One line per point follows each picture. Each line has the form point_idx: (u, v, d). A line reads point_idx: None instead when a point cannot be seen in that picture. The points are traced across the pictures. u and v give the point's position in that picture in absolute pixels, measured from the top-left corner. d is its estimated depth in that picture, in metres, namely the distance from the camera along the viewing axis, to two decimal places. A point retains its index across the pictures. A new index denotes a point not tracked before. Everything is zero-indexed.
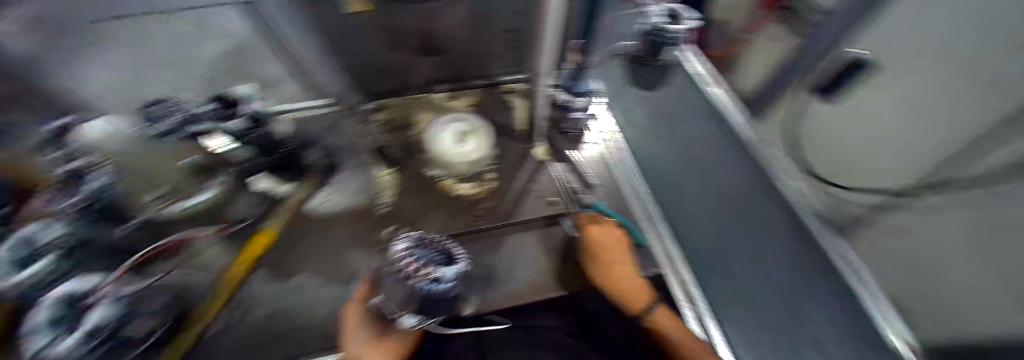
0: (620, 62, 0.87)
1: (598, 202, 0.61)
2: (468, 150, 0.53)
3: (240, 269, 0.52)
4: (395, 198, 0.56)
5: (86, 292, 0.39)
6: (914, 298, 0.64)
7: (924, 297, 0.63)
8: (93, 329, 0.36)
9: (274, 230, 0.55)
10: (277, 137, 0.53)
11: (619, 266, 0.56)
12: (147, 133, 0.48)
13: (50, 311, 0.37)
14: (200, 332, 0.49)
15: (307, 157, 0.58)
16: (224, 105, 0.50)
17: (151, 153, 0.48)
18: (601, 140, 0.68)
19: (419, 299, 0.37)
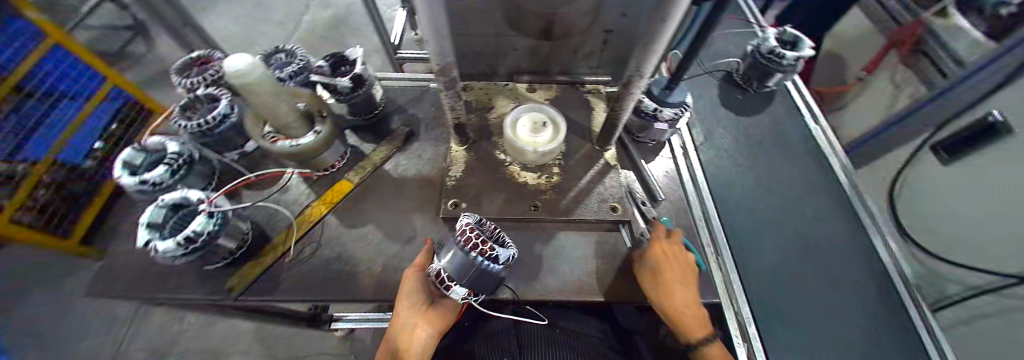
0: (711, 82, 0.92)
1: (665, 218, 0.57)
2: (543, 140, 0.55)
3: (317, 211, 0.58)
4: (463, 173, 0.58)
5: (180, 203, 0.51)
6: None
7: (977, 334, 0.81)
8: (195, 232, 0.44)
9: (352, 183, 0.61)
10: (374, 99, 0.64)
11: (681, 290, 0.48)
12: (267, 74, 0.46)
13: (156, 212, 0.50)
14: (275, 259, 0.53)
15: (392, 122, 0.69)
16: (337, 61, 0.64)
17: (277, 95, 0.49)
18: (677, 156, 0.64)
19: (469, 274, 0.38)
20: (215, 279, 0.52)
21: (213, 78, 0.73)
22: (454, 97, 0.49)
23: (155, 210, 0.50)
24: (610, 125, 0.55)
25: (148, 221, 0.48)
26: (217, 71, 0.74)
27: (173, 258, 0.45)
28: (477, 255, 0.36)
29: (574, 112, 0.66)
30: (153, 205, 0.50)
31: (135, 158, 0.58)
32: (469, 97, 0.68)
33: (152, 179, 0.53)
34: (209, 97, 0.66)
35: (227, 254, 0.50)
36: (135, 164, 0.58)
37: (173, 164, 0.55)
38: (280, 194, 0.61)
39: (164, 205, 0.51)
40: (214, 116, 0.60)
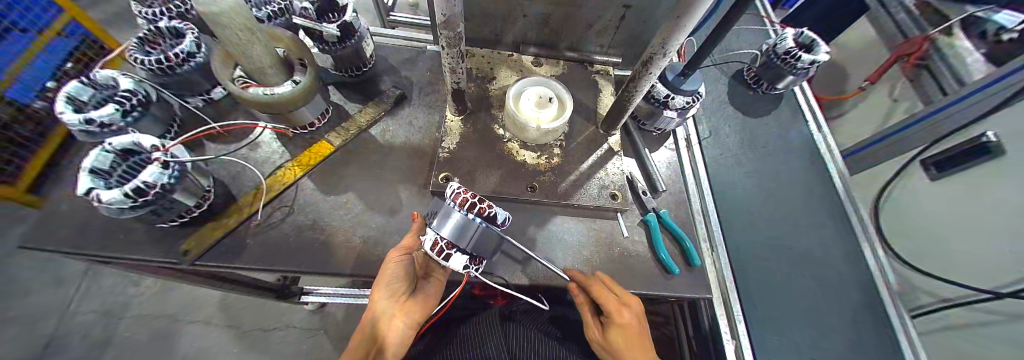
0: (722, 79, 0.89)
1: (663, 210, 0.54)
2: (548, 118, 0.51)
3: (292, 172, 0.52)
4: (457, 145, 0.54)
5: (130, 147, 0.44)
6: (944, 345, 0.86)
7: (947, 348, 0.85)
8: (147, 183, 0.38)
9: (332, 145, 0.55)
10: (363, 54, 0.58)
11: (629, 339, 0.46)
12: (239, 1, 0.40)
13: (99, 156, 0.42)
14: (240, 221, 0.48)
15: (383, 85, 0.63)
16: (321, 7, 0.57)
17: (251, 33, 0.43)
18: (680, 147, 0.62)
19: (471, 242, 0.37)
20: (169, 239, 0.46)
21: (179, 11, 0.64)
22: (456, 58, 0.44)
23: (100, 156, 0.42)
24: (618, 107, 0.52)
25: (91, 167, 0.41)
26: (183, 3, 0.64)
27: (119, 213, 0.38)
28: (474, 215, 0.37)
29: (580, 93, 0.63)
30: (97, 149, 0.42)
31: (81, 93, 0.50)
32: (470, 65, 0.62)
33: (100, 119, 0.45)
34: (172, 31, 0.58)
35: (182, 213, 0.44)
36: (84, 101, 0.50)
37: (127, 105, 0.48)
38: (249, 150, 0.55)
39: (111, 150, 0.43)
40: (175, 54, 0.51)
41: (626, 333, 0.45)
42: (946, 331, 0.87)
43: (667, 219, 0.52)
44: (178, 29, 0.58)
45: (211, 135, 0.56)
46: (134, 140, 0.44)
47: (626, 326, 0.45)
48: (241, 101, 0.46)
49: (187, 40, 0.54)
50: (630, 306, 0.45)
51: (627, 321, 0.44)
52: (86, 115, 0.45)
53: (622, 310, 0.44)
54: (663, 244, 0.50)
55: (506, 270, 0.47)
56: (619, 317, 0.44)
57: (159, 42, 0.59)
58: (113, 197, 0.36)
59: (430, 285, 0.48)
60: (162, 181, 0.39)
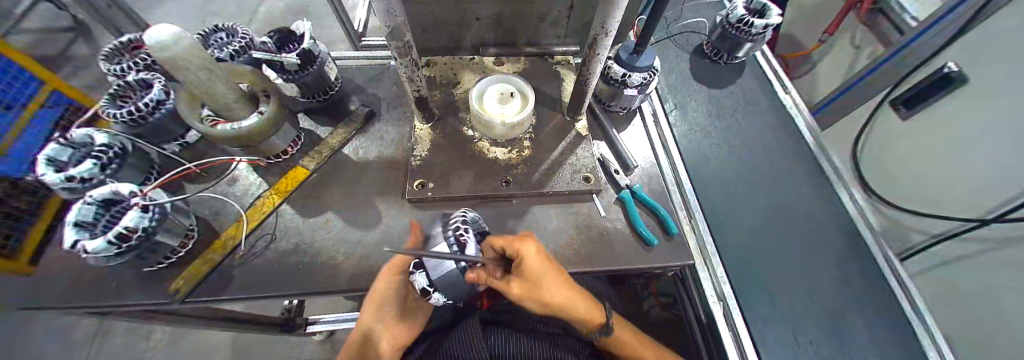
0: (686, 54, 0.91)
1: (637, 185, 0.55)
2: (510, 112, 0.52)
3: (271, 200, 0.53)
4: (428, 152, 0.55)
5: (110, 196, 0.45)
6: (944, 279, 0.87)
7: (948, 282, 0.86)
8: (130, 227, 0.39)
9: (307, 169, 0.56)
10: (328, 79, 0.60)
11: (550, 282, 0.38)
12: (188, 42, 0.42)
13: (81, 210, 0.43)
14: (224, 255, 0.48)
15: (351, 105, 0.65)
16: (280, 41, 0.60)
17: (206, 72, 0.44)
18: (647, 122, 0.63)
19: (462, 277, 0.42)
20: (156, 281, 0.47)
21: (146, 64, 0.66)
22: (411, 67, 0.46)
23: (83, 209, 0.43)
24: (578, 92, 0.53)
25: (75, 220, 0.42)
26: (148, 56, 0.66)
27: (106, 259, 0.40)
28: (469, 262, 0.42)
29: (543, 85, 0.64)
30: (78, 203, 0.43)
31: (60, 154, 0.51)
32: (432, 74, 0.64)
33: (78, 176, 0.46)
34: (141, 83, 0.60)
35: (165, 254, 0.46)
36: (63, 161, 0.51)
37: (104, 157, 0.49)
38: (227, 186, 0.56)
39: (93, 201, 0.44)
40: (144, 104, 0.53)
41: (547, 270, 0.37)
42: (941, 267, 0.88)
43: (641, 194, 0.53)
44: (147, 80, 0.60)
45: (191, 176, 0.57)
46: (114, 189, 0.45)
47: (538, 259, 0.37)
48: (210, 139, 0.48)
49: (156, 90, 0.56)
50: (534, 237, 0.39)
51: (538, 254, 0.37)
52: (64, 173, 0.46)
53: (522, 243, 0.37)
54: (639, 218, 0.51)
55: None
56: (523, 252, 0.36)
57: (131, 94, 0.60)
58: (98, 245, 0.37)
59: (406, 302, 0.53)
60: (143, 224, 0.41)
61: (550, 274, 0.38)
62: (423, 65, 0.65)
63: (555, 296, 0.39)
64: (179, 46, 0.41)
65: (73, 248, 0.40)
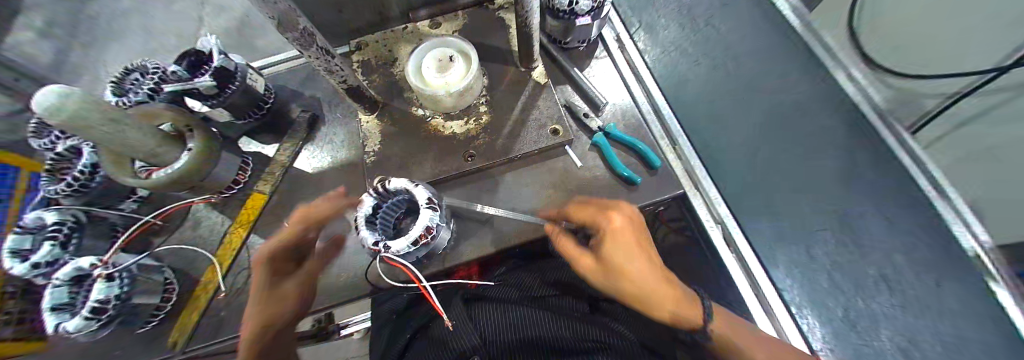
0: None
1: (611, 125, 0.50)
2: (454, 78, 0.45)
3: (238, 231, 0.51)
4: (381, 144, 0.51)
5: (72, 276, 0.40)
6: None
7: None
8: (101, 300, 0.38)
9: (265, 193, 0.53)
10: (258, 93, 0.53)
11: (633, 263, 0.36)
12: (84, 96, 0.36)
13: (53, 293, 0.38)
14: (211, 299, 0.48)
15: (292, 114, 0.60)
16: (194, 63, 0.51)
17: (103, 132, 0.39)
18: (612, 51, 0.56)
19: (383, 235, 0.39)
20: (155, 339, 0.47)
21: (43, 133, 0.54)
22: (322, 57, 0.38)
23: (56, 292, 0.38)
24: (523, 40, 0.45)
25: (52, 305, 0.38)
26: (40, 126, 0.54)
27: (91, 333, 0.39)
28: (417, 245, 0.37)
29: (488, 37, 0.56)
30: (46, 287, 0.38)
31: (23, 242, 0.43)
32: (365, 57, 0.56)
33: (43, 260, 0.42)
34: (74, 150, 0.50)
35: (153, 312, 0.46)
36: (27, 249, 0.43)
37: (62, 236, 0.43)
38: (192, 230, 0.54)
39: (62, 282, 0.39)
40: (78, 171, 0.46)
41: (627, 245, 0.36)
42: None
43: (615, 135, 0.49)
44: (78, 146, 0.50)
45: (154, 229, 0.55)
46: (77, 264, 0.40)
47: (619, 231, 0.37)
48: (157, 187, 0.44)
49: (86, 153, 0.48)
50: (627, 208, 0.40)
51: (621, 227, 0.37)
52: (27, 261, 0.41)
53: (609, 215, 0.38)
54: (618, 159, 0.47)
55: (464, 250, 0.46)
56: (604, 222, 0.37)
57: (70, 166, 0.50)
58: (75, 324, 0.37)
59: (203, 300, 0.48)
60: (114, 292, 0.39)
61: (631, 250, 0.36)
62: (352, 49, 0.57)
63: (634, 276, 0.36)
64: (68, 107, 0.34)
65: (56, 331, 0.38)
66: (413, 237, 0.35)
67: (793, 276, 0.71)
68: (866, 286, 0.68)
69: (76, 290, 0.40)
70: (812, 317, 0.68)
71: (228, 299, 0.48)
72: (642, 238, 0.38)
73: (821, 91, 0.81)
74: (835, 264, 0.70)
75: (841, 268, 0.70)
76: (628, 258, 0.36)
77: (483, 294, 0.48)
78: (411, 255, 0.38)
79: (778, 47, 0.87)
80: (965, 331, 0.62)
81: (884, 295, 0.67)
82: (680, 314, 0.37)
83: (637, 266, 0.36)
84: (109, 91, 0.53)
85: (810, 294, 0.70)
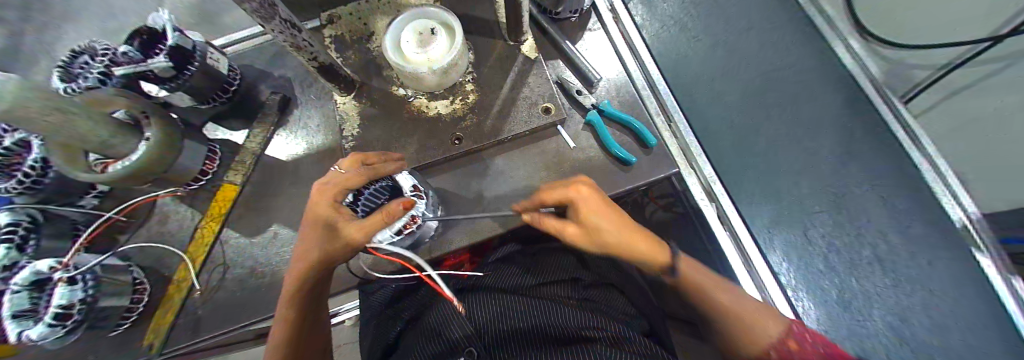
0: None
1: (606, 101, 0.47)
2: (438, 53, 0.41)
3: (211, 225, 0.48)
4: (360, 128, 0.47)
5: (32, 280, 0.35)
6: None
7: None
8: (64, 304, 0.35)
9: (237, 184, 0.50)
10: (222, 73, 0.48)
11: (614, 221, 0.34)
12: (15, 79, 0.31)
13: (13, 298, 0.33)
14: (186, 297, 0.46)
15: (262, 96, 0.56)
16: (147, 42, 0.43)
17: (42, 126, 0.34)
18: (605, 22, 0.53)
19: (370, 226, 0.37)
20: (131, 342, 0.45)
21: None
22: (287, 31, 0.33)
23: (15, 298, 0.33)
24: (512, 10, 0.41)
25: (12, 312, 0.33)
26: None
27: (57, 341, 0.36)
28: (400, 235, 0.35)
29: (472, 8, 0.52)
30: (1, 294, 0.33)
31: None
32: (338, 32, 0.51)
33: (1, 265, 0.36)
34: (24, 145, 0.43)
35: (123, 313, 0.43)
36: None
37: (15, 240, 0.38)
38: (161, 225, 0.51)
39: (22, 287, 0.34)
40: (28, 167, 0.40)
41: (602, 208, 0.33)
42: None
43: (609, 111, 0.46)
44: (29, 139, 0.43)
45: (118, 225, 0.50)
46: (35, 267, 0.35)
47: (590, 199, 0.33)
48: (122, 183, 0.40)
49: (33, 147, 0.42)
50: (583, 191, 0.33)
51: (589, 194, 0.33)
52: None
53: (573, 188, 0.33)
54: (614, 139, 0.45)
55: (454, 239, 0.44)
56: (575, 193, 0.33)
57: (22, 161, 0.42)
58: (39, 331, 0.33)
59: (177, 299, 0.45)
60: (78, 296, 0.36)
61: (606, 215, 0.33)
62: (324, 24, 0.52)
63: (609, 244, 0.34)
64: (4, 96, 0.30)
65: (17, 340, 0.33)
66: (395, 226, 0.33)
67: (792, 261, 0.72)
68: (861, 267, 0.69)
69: (37, 295, 0.35)
70: (808, 300, 0.70)
71: (206, 296, 0.46)
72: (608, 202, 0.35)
73: (815, 64, 0.80)
74: (828, 244, 0.72)
75: (835, 249, 0.71)
76: (608, 219, 0.33)
77: (478, 284, 0.47)
78: (395, 243, 0.37)
79: (774, 20, 0.84)
80: (939, 298, 0.66)
81: (879, 274, 0.68)
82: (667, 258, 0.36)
83: (618, 220, 0.34)
84: (54, 77, 0.43)
85: (805, 276, 0.72)
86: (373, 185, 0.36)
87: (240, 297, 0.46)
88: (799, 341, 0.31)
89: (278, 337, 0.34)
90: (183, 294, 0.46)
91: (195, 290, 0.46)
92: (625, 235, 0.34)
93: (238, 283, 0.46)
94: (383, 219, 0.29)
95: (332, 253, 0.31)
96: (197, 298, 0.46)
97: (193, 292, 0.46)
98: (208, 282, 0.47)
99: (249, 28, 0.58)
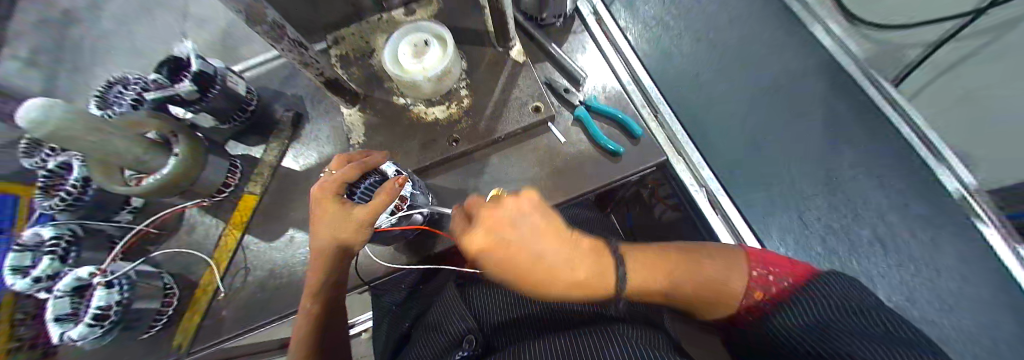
0: None
1: (592, 96, 0.50)
2: (431, 63, 0.45)
3: (233, 231, 0.52)
4: (365, 136, 0.51)
5: (76, 287, 0.39)
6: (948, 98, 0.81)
7: None
8: (102, 307, 0.39)
9: (255, 194, 0.54)
10: (240, 94, 0.53)
11: (523, 245, 0.30)
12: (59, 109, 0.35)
13: (58, 303, 0.38)
14: (211, 300, 0.50)
15: (275, 113, 0.60)
16: (174, 69, 0.48)
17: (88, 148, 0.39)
18: (589, 24, 0.56)
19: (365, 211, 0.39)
20: (165, 344, 0.49)
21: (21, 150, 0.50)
22: (295, 50, 0.37)
23: (59, 302, 0.38)
24: (498, 18, 0.45)
25: (56, 315, 0.37)
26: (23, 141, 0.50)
27: (97, 341, 0.40)
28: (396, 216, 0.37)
29: (464, 21, 0.56)
30: (49, 299, 0.37)
31: (23, 259, 0.42)
32: (343, 51, 0.56)
33: (45, 274, 0.41)
34: (65, 166, 0.47)
35: (156, 316, 0.47)
36: (28, 266, 0.42)
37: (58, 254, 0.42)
38: (189, 235, 0.55)
39: (65, 292, 0.38)
40: (71, 185, 0.45)
41: (505, 229, 0.30)
42: None
43: (595, 105, 0.49)
44: (69, 161, 0.47)
45: (150, 237, 0.55)
46: (76, 274, 0.39)
47: (490, 219, 0.30)
48: (152, 194, 0.44)
49: (74, 167, 0.46)
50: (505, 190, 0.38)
51: (491, 213, 0.31)
52: (28, 276, 0.40)
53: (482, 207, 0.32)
54: (600, 131, 0.47)
55: (454, 233, 0.46)
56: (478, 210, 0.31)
57: (64, 182, 0.47)
58: (79, 332, 0.37)
59: (203, 301, 0.49)
60: (114, 299, 0.40)
61: (508, 236, 0.30)
62: (330, 44, 0.56)
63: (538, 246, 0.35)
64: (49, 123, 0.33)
65: (62, 339, 0.38)
66: (391, 208, 0.37)
67: (787, 244, 0.72)
68: (861, 245, 0.68)
69: (81, 300, 0.40)
70: None
71: (230, 299, 0.50)
72: (527, 221, 0.30)
73: (806, 53, 0.81)
74: (835, 229, 0.71)
75: (834, 232, 0.70)
76: (512, 240, 0.30)
77: (482, 278, 0.49)
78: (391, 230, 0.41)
79: (762, 13, 0.86)
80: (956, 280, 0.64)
81: (880, 255, 0.67)
82: (604, 290, 0.30)
83: (530, 240, 0.30)
84: (93, 104, 0.48)
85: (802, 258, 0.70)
86: (366, 179, 0.39)
87: (259, 299, 0.49)
88: (761, 286, 0.30)
89: (305, 329, 0.37)
90: (208, 296, 0.49)
91: (219, 293, 0.50)
92: (536, 266, 0.29)
93: (257, 285, 0.50)
94: (384, 199, 0.33)
95: (344, 241, 0.34)
96: (222, 301, 0.50)
97: (218, 295, 0.50)
98: (231, 286, 0.50)
99: (263, 53, 0.64)
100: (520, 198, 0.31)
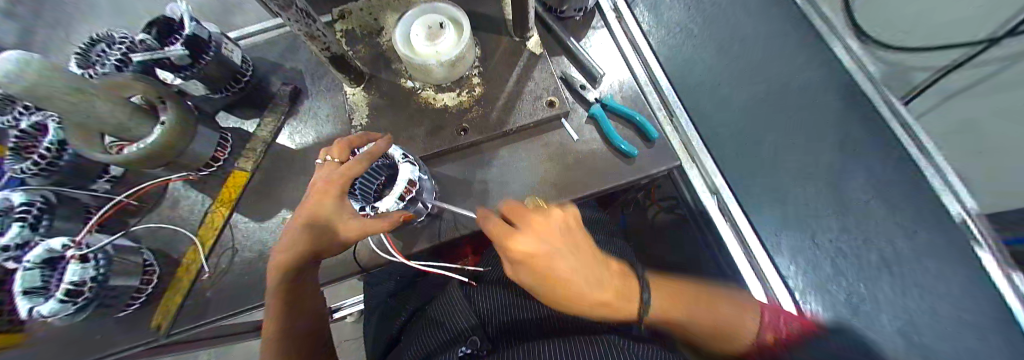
0: None
1: (609, 95, 0.49)
2: (445, 46, 0.42)
3: (221, 209, 0.49)
4: (369, 118, 0.48)
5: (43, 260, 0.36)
6: None
7: None
8: (76, 283, 0.35)
9: (247, 171, 0.51)
10: (234, 63, 0.49)
11: (567, 275, 0.30)
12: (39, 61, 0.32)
13: (26, 275, 0.34)
14: (193, 280, 0.47)
15: (272, 87, 0.57)
16: (163, 31, 0.44)
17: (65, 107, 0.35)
18: (609, 20, 0.54)
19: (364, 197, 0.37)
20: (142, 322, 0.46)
21: None
22: (302, 20, 0.34)
23: (25, 275, 0.34)
24: (519, 6, 0.43)
25: (23, 288, 0.34)
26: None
27: (68, 318, 0.37)
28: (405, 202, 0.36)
29: (479, 7, 0.53)
30: (16, 269, 0.34)
31: None
32: (348, 26, 0.53)
33: (13, 243, 0.37)
34: (38, 127, 0.43)
35: (132, 294, 0.43)
36: None
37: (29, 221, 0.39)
38: (172, 210, 0.52)
39: (34, 264, 0.35)
40: (44, 148, 0.41)
41: (550, 263, 0.30)
42: None
43: (613, 105, 0.47)
44: (43, 121, 0.43)
45: (129, 209, 0.51)
46: (48, 245, 0.36)
47: (536, 257, 0.29)
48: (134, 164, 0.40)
49: (49, 128, 0.42)
50: (543, 222, 0.31)
51: (535, 250, 0.29)
52: None
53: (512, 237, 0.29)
54: (616, 131, 0.46)
55: (459, 227, 0.44)
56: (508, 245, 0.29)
57: (37, 145, 0.43)
58: (50, 308, 0.34)
59: (184, 282, 0.46)
60: (89, 274, 0.37)
61: (560, 272, 0.30)
62: (336, 18, 0.53)
63: (579, 295, 0.31)
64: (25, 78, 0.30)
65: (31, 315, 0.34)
66: (398, 192, 0.35)
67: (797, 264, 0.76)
68: (869, 272, 0.72)
69: (50, 273, 0.36)
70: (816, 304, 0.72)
71: (214, 280, 0.47)
72: (567, 256, 0.31)
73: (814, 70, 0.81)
74: (839, 251, 0.74)
75: (844, 255, 0.74)
76: (558, 274, 0.30)
77: (485, 275, 0.48)
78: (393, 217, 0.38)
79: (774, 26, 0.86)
80: None
81: (886, 279, 0.71)
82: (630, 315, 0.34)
83: (572, 270, 0.30)
84: (72, 62, 0.44)
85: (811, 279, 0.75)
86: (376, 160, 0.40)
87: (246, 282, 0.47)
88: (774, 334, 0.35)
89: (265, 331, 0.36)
90: (191, 276, 0.46)
91: (204, 273, 0.47)
92: (576, 294, 0.31)
93: (245, 267, 0.47)
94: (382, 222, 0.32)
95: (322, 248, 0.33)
96: (206, 281, 0.47)
97: (202, 275, 0.47)
98: (217, 266, 0.48)
99: (260, 22, 0.60)
100: (558, 223, 0.32)
